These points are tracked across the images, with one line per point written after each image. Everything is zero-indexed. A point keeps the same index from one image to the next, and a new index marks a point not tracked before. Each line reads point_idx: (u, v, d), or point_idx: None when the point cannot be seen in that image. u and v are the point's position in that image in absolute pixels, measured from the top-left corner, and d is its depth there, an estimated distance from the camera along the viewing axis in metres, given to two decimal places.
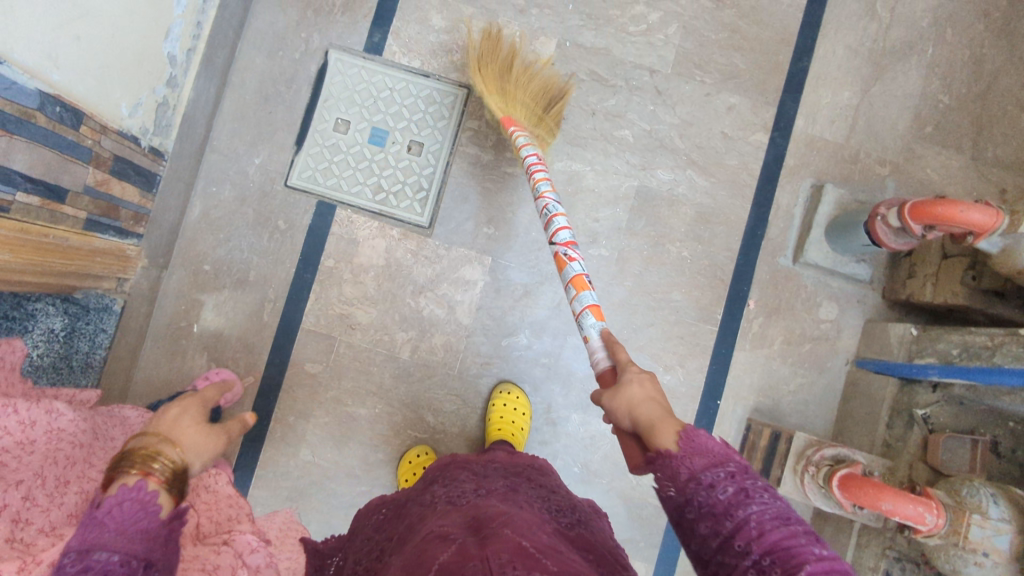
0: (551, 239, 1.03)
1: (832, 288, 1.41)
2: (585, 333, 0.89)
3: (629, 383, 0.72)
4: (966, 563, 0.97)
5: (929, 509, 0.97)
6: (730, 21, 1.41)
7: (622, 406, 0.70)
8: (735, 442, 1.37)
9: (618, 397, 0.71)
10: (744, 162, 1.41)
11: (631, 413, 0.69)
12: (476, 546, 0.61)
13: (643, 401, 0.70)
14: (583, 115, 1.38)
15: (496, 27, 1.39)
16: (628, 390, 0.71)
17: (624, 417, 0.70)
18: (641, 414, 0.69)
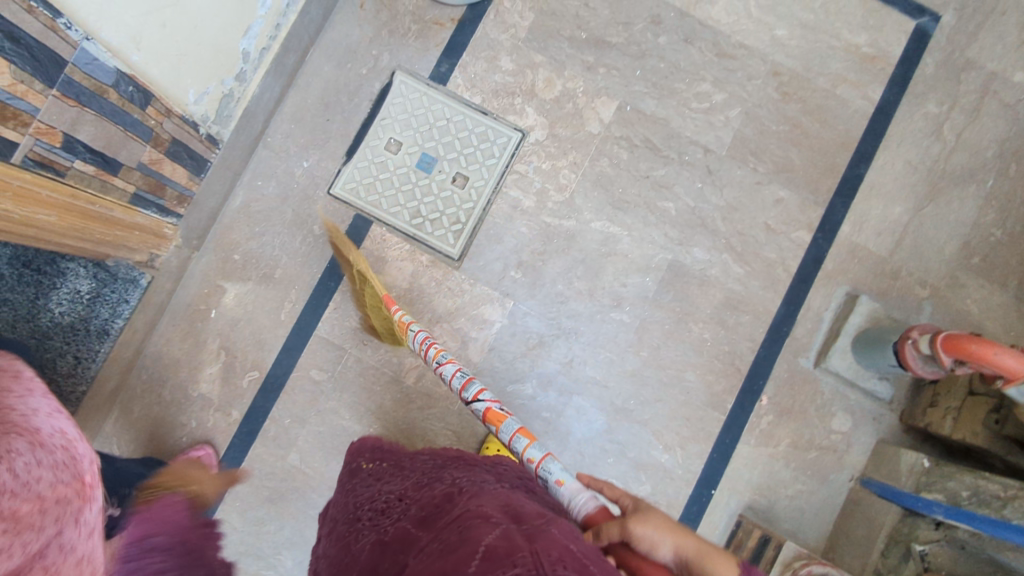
0: (473, 400, 1.10)
1: (850, 400, 1.37)
2: (556, 479, 0.84)
3: (650, 511, 0.71)
4: None
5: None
6: (793, 116, 1.41)
7: (659, 532, 0.68)
8: (722, 536, 1.34)
9: (649, 522, 0.69)
10: (782, 256, 1.39)
11: (668, 542, 0.68)
12: (522, 536, 0.58)
13: (675, 529, 0.70)
14: (630, 180, 1.39)
15: (562, 79, 1.40)
16: (653, 519, 0.70)
17: (664, 548, 0.68)
18: (684, 549, 0.69)
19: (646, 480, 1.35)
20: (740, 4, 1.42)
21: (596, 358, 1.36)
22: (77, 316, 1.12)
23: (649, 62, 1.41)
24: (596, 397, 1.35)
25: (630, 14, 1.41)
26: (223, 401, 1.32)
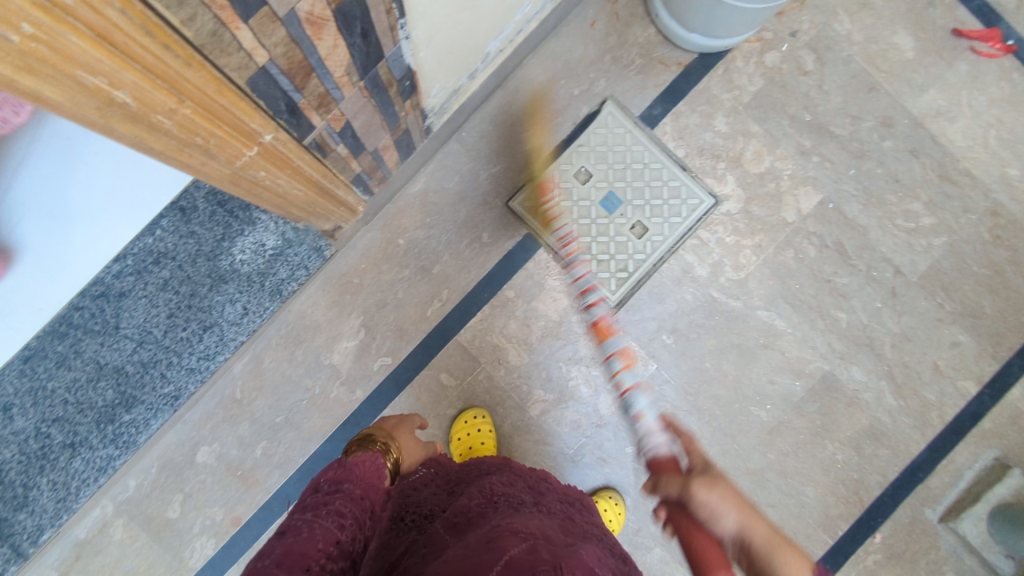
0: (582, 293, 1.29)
1: (966, 568, 1.31)
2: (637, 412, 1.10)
3: (721, 482, 0.70)
4: None
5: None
6: (999, 262, 1.33)
7: (716, 500, 0.68)
8: None
9: (716, 489, 0.69)
10: (942, 401, 1.33)
11: (737, 518, 0.67)
12: (547, 552, 0.64)
13: (743, 507, 0.68)
14: (811, 278, 1.33)
15: (771, 155, 1.35)
16: (720, 491, 0.69)
17: (728, 524, 0.67)
18: (752, 533, 0.67)
19: None
20: (981, 131, 1.34)
21: (723, 446, 1.32)
22: (255, 267, 1.13)
23: (866, 163, 1.34)
24: None
25: (861, 109, 1.34)
26: (349, 377, 1.31)
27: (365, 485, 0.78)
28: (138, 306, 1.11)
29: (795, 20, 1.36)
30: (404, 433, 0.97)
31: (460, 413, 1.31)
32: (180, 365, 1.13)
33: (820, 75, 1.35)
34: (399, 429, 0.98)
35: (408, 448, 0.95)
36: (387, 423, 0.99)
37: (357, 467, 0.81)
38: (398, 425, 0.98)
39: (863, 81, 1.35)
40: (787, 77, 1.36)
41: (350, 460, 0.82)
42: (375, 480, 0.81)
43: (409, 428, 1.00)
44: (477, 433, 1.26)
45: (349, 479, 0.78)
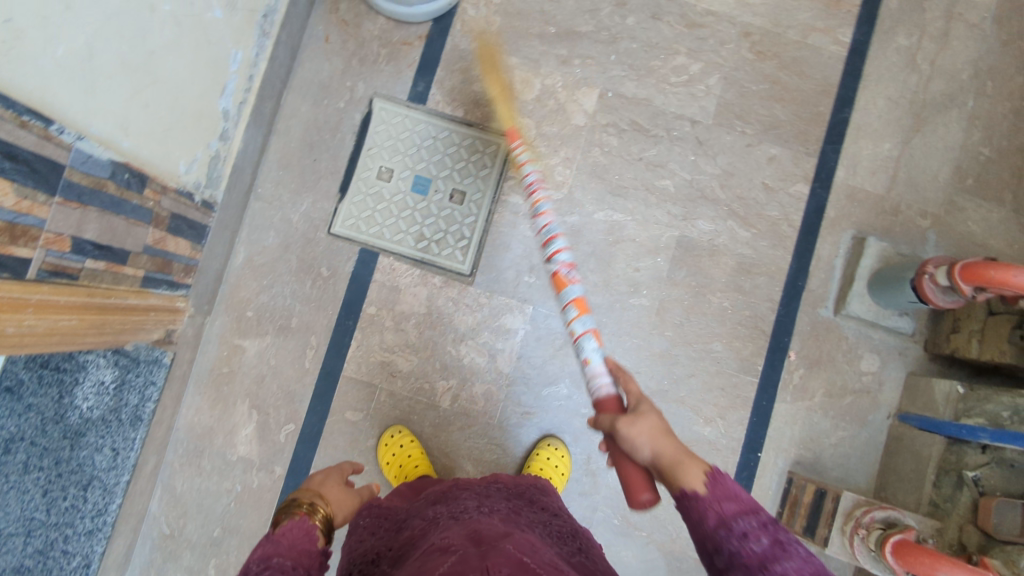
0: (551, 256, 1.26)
1: (875, 341, 1.40)
2: (586, 356, 1.01)
3: (640, 415, 0.78)
4: None
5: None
6: (771, 73, 1.43)
7: (642, 435, 0.75)
8: (777, 497, 1.36)
9: (638, 426, 0.76)
10: (785, 212, 1.41)
11: (652, 446, 0.74)
12: (477, 558, 0.65)
13: (663, 435, 0.75)
14: (625, 165, 1.40)
15: (539, 77, 1.42)
16: (642, 425, 0.76)
17: (641, 445, 0.75)
18: (664, 454, 0.74)
19: None
20: None
21: (625, 346, 1.37)
22: (106, 408, 1.10)
23: (621, 45, 1.42)
24: None
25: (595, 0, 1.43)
26: (263, 460, 1.30)
27: (296, 553, 0.69)
28: (8, 502, 1.02)
29: None
30: (331, 488, 0.87)
31: (379, 437, 1.30)
32: (77, 534, 1.11)
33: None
34: (320, 488, 0.86)
35: (338, 502, 0.85)
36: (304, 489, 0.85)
37: (284, 536, 0.71)
38: (320, 487, 0.86)
39: None
40: (519, 4, 1.43)
41: (275, 530, 0.72)
42: (311, 544, 0.72)
43: (338, 480, 0.90)
44: (402, 447, 1.26)
45: (280, 548, 0.69)
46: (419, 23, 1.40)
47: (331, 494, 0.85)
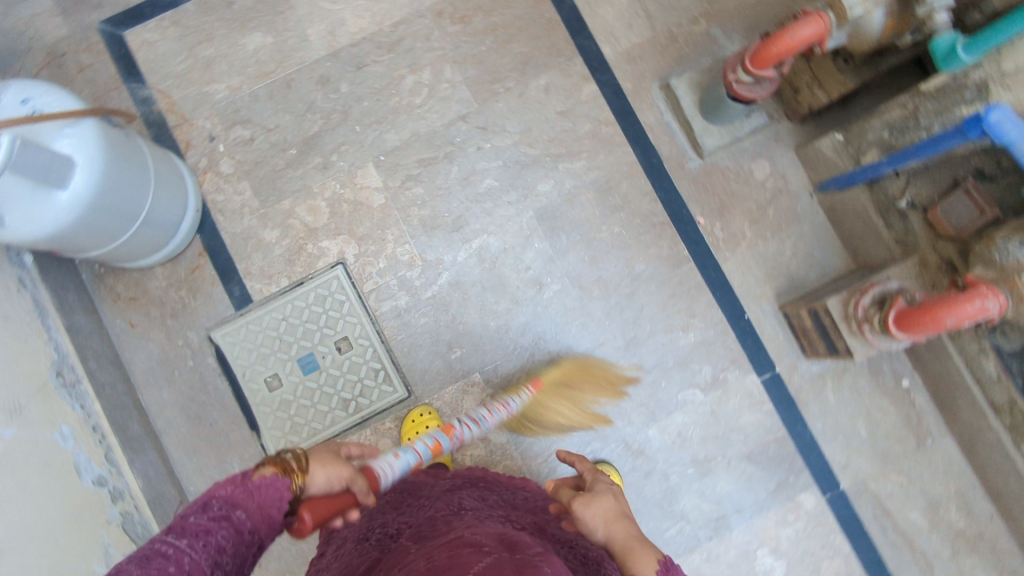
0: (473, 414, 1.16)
1: (750, 149, 1.37)
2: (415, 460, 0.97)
3: (599, 496, 0.79)
4: None
5: (985, 297, 0.91)
6: (485, 26, 1.42)
7: (597, 518, 0.76)
8: (788, 335, 1.33)
9: (595, 506, 0.77)
10: (594, 119, 1.39)
11: (604, 527, 0.75)
12: (512, 565, 0.63)
13: (619, 518, 0.76)
14: (445, 198, 1.38)
15: (319, 197, 1.38)
16: (599, 509, 0.77)
17: (595, 528, 0.76)
18: (615, 539, 0.74)
19: (699, 365, 1.32)
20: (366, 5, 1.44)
21: (572, 333, 1.34)
22: None
23: (356, 113, 1.41)
24: (603, 355, 1.33)
25: (304, 98, 1.41)
26: None
27: (260, 519, 0.66)
28: None
29: (201, 131, 1.40)
30: (334, 470, 0.74)
31: (408, 416, 1.31)
32: None
33: (261, 127, 1.40)
34: (323, 464, 0.74)
35: (330, 502, 0.71)
36: (314, 457, 0.75)
37: (258, 488, 0.66)
38: (323, 463, 0.74)
39: (280, 88, 1.41)
40: (252, 156, 1.40)
41: (250, 481, 0.66)
42: (280, 509, 0.67)
43: (347, 475, 0.75)
44: (427, 428, 1.27)
45: (247, 503, 0.65)
46: (189, 243, 1.36)
47: (319, 473, 0.72)
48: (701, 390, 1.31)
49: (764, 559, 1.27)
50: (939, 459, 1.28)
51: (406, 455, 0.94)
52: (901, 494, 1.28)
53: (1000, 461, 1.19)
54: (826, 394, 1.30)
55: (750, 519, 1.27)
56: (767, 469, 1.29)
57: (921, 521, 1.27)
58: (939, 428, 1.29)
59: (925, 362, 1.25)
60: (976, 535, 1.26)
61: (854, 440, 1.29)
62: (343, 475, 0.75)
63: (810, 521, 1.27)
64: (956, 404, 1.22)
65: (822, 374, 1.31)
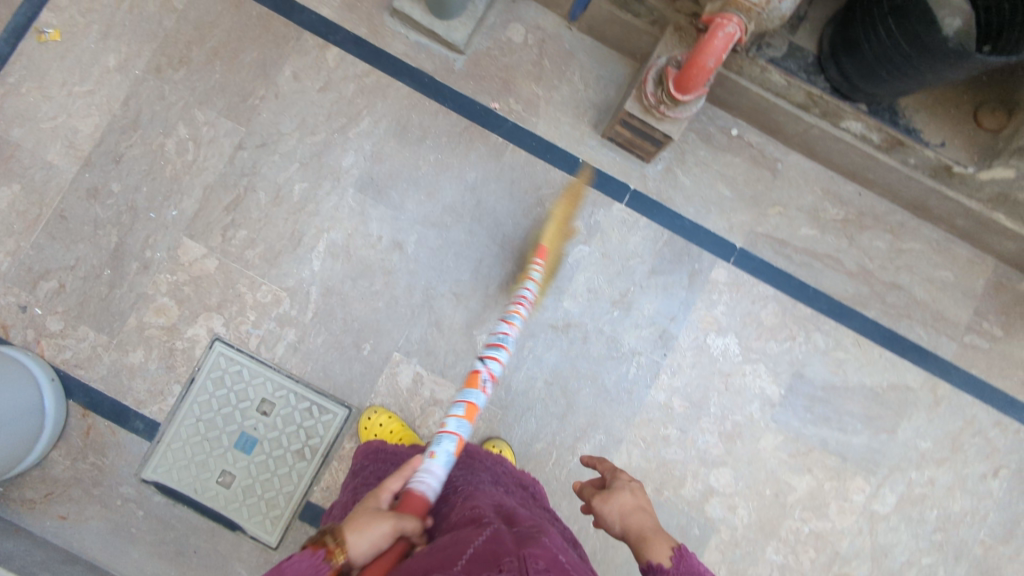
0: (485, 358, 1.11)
1: (498, 21, 1.40)
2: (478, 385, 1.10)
3: (618, 493, 0.86)
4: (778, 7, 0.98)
5: (723, 27, 0.98)
6: (206, 54, 1.39)
7: (616, 511, 0.84)
8: (624, 154, 1.39)
9: (613, 501, 0.85)
10: (353, 77, 1.39)
11: (622, 521, 0.82)
12: (510, 539, 0.69)
13: (635, 511, 0.83)
14: (270, 225, 1.36)
15: (158, 296, 1.34)
16: (619, 501, 0.85)
17: (616, 521, 0.83)
18: (632, 527, 0.81)
19: (570, 224, 1.38)
20: (85, 101, 1.37)
21: (451, 267, 1.36)
22: None
23: (142, 202, 1.36)
24: (491, 268, 1.37)
25: (86, 218, 1.35)
26: None
27: None
28: None
29: (9, 308, 1.32)
30: (374, 531, 0.69)
31: (360, 424, 1.31)
32: None
33: (62, 268, 1.34)
34: (358, 529, 0.69)
35: (377, 571, 0.68)
36: (346, 523, 0.69)
37: (291, 566, 0.62)
38: (361, 528, 0.69)
39: (57, 223, 1.34)
40: (73, 299, 1.33)
41: (285, 560, 0.63)
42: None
43: (389, 527, 0.71)
44: (382, 425, 1.27)
45: None
46: (67, 411, 1.31)
47: (359, 543, 0.67)
48: (584, 244, 1.37)
49: (716, 342, 1.36)
50: (795, 174, 1.39)
51: (444, 450, 0.91)
52: (785, 221, 1.39)
53: (833, 145, 1.30)
54: (682, 182, 1.38)
55: (686, 318, 1.36)
56: (673, 271, 1.37)
57: (811, 231, 1.38)
58: (781, 151, 1.39)
59: (736, 105, 1.34)
60: (857, 214, 1.39)
61: (724, 203, 1.38)
62: (384, 531, 0.70)
63: (732, 288, 1.37)
64: (776, 122, 1.33)
65: (669, 167, 1.39)
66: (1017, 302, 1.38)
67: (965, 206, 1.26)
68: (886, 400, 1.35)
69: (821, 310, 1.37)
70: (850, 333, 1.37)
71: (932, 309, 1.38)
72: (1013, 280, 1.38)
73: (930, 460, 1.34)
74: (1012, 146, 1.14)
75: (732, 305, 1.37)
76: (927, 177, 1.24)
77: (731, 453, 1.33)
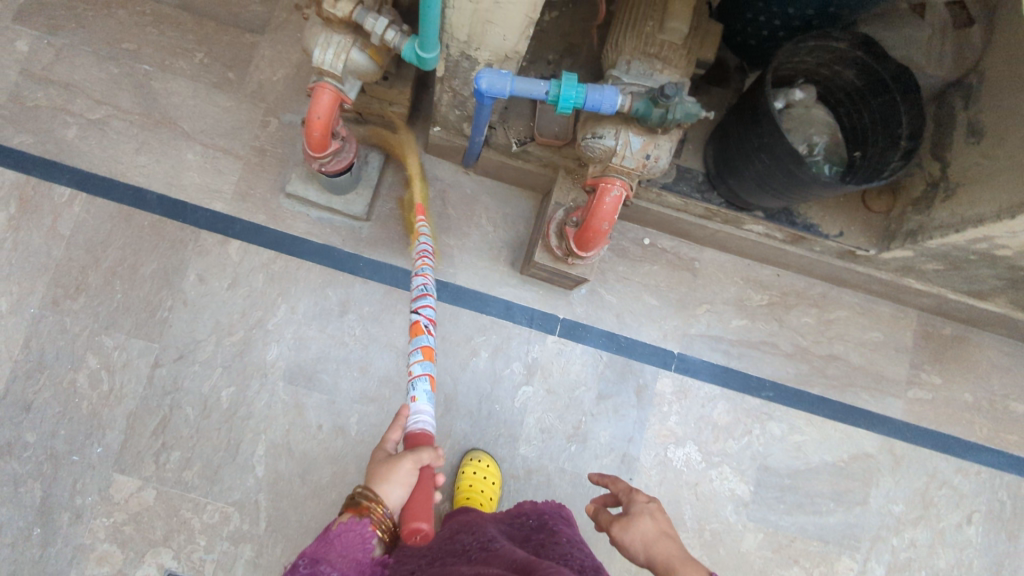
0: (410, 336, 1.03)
1: (395, 180, 1.39)
2: (415, 394, 0.97)
3: (637, 520, 0.87)
4: (657, 165, 1.00)
5: (609, 191, 1.00)
6: (100, 277, 1.34)
7: (637, 539, 0.86)
8: (547, 286, 1.39)
9: (631, 529, 0.86)
10: (260, 267, 1.36)
11: (645, 550, 0.85)
12: None
13: (658, 539, 0.85)
14: (203, 439, 1.31)
15: (98, 543, 1.27)
16: (646, 524, 0.87)
17: (638, 548, 0.86)
18: (654, 552, 0.84)
19: (508, 368, 1.36)
20: None
21: None
22: None
23: (62, 447, 1.29)
24: (439, 430, 1.33)
25: (4, 477, 1.27)
26: None
27: (348, 565, 0.72)
28: None
29: None
30: (400, 473, 0.79)
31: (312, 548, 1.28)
32: None
33: None
34: (387, 479, 0.79)
35: (419, 502, 0.77)
36: (377, 476, 0.79)
37: (340, 536, 0.74)
38: (388, 477, 0.79)
39: None
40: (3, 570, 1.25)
41: (334, 531, 0.74)
42: (363, 554, 0.74)
43: (411, 464, 0.80)
44: None
45: (332, 555, 0.72)
46: None
47: (390, 490, 0.78)
48: (526, 385, 1.36)
49: (677, 454, 1.35)
50: (715, 269, 1.41)
51: (422, 390, 0.97)
52: (714, 317, 1.40)
53: (742, 242, 1.33)
54: (608, 300, 1.39)
55: (643, 437, 1.35)
56: (619, 392, 1.37)
57: (742, 321, 1.40)
58: (694, 249, 1.42)
59: (643, 219, 1.36)
60: (781, 295, 1.41)
61: (653, 311, 1.39)
62: (409, 470, 0.80)
63: (680, 396, 1.37)
64: (684, 229, 1.35)
65: (592, 289, 1.39)
66: (947, 345, 1.42)
67: (878, 276, 1.30)
68: (850, 472, 1.37)
69: (770, 398, 1.38)
70: (802, 413, 1.38)
71: (872, 371, 1.40)
72: (938, 326, 1.42)
73: (907, 522, 1.36)
74: (905, 228, 1.17)
75: (682, 411, 1.37)
76: (835, 259, 1.28)
77: (717, 564, 1.32)
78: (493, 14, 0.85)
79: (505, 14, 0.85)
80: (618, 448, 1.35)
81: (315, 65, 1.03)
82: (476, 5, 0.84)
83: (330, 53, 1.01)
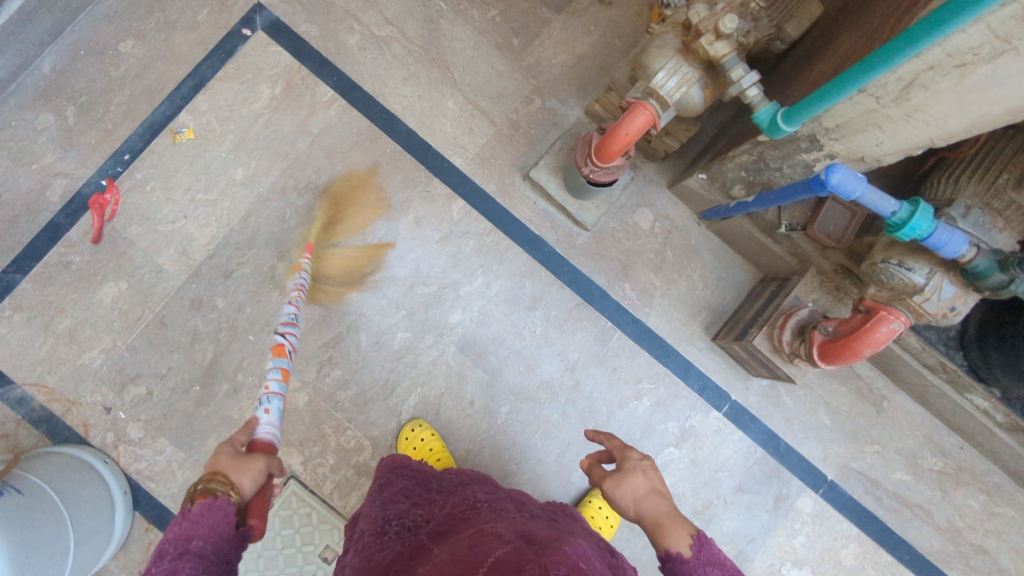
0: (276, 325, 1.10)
1: (630, 204, 1.38)
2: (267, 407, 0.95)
3: (629, 476, 0.75)
4: (950, 318, 0.96)
5: (888, 321, 0.96)
6: (330, 183, 1.37)
7: (625, 495, 0.73)
8: (731, 363, 1.37)
9: (622, 485, 0.74)
10: (473, 233, 1.38)
11: (635, 506, 0.73)
12: (531, 552, 0.58)
13: (649, 496, 0.73)
14: (364, 368, 1.34)
15: (242, 422, 1.33)
16: (636, 480, 0.74)
17: (629, 506, 0.73)
18: (644, 507, 0.72)
19: (663, 424, 1.35)
20: (202, 210, 1.36)
21: (538, 443, 1.34)
22: None
23: (243, 323, 1.35)
24: (577, 454, 1.35)
25: (185, 329, 1.34)
26: None
27: (219, 545, 0.63)
28: None
29: (94, 407, 1.31)
30: (251, 468, 0.72)
31: None
32: None
33: (153, 375, 1.33)
34: (239, 470, 0.71)
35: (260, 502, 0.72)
36: (223, 466, 0.70)
37: (203, 518, 0.63)
38: (241, 469, 0.71)
39: (155, 329, 1.33)
40: (156, 410, 1.32)
41: (192, 513, 0.63)
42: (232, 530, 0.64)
43: (262, 466, 0.74)
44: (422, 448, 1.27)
45: (198, 533, 0.62)
46: (132, 523, 1.29)
47: (242, 480, 0.70)
48: (674, 446, 1.34)
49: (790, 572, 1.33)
50: (901, 415, 1.35)
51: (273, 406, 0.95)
52: (881, 460, 1.35)
53: (949, 406, 1.26)
54: (783, 400, 1.36)
55: (764, 543, 1.33)
56: (759, 491, 1.34)
57: (905, 477, 1.35)
58: (889, 387, 1.36)
59: None
60: (955, 468, 1.35)
61: (822, 429, 1.35)
62: (260, 469, 0.73)
63: (815, 520, 1.34)
64: (894, 368, 1.29)
65: (773, 383, 1.36)
66: None
67: None
68: None
69: (902, 560, 1.34)
70: None
71: None
72: None
73: None
74: None
75: (812, 535, 1.34)
76: None
77: None
78: (888, 121, 0.80)
79: (903, 127, 0.79)
80: (737, 542, 1.33)
81: (649, 85, 1.01)
82: (879, 107, 0.79)
83: (672, 81, 0.99)
